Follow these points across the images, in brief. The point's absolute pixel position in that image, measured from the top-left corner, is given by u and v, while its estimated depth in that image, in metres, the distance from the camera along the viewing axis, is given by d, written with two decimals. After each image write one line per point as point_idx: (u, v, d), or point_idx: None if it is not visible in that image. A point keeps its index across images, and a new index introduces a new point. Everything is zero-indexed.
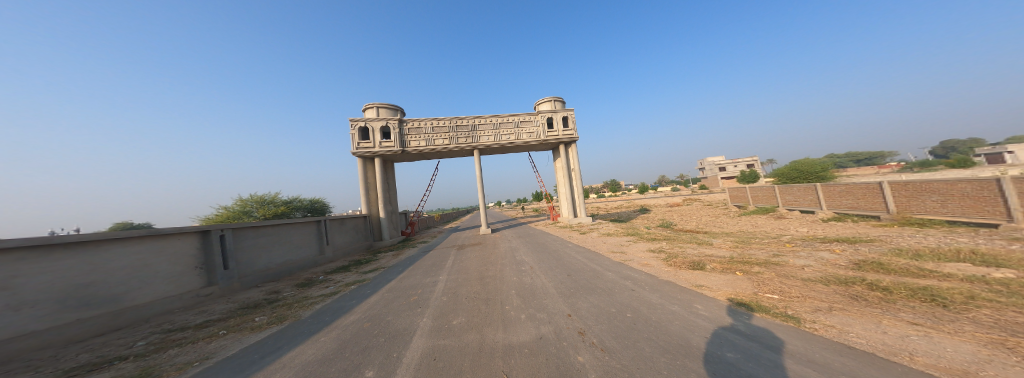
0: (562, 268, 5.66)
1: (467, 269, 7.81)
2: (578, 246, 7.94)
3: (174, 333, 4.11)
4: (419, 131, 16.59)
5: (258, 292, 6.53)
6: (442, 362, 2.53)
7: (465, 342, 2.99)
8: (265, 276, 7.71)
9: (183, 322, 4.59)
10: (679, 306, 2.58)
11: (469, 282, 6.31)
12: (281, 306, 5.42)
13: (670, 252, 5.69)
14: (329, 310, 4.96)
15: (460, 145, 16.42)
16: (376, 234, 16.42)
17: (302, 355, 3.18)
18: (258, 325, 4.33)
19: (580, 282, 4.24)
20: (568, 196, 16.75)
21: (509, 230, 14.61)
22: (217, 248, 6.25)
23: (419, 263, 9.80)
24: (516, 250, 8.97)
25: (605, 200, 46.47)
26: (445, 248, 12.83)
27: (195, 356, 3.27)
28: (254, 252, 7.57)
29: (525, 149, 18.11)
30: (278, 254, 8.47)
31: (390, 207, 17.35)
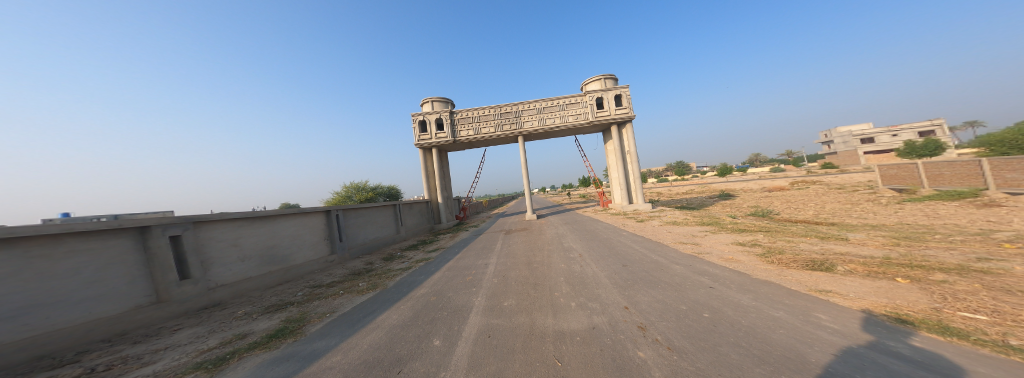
0: (614, 258, 5.37)
1: (517, 254, 8.04)
2: (633, 235, 7.44)
3: (317, 288, 5.29)
4: (467, 121, 17.25)
5: (360, 262, 7.93)
6: (496, 340, 2.70)
7: (516, 324, 3.13)
8: (364, 249, 9.31)
9: (320, 280, 5.90)
10: (787, 313, 2.20)
11: (517, 266, 6.52)
12: (374, 275, 6.46)
13: (771, 246, 4.87)
14: (403, 283, 5.73)
15: (507, 133, 16.56)
16: (436, 217, 18.12)
17: (390, 319, 3.75)
18: (361, 289, 5.25)
19: (638, 274, 3.99)
20: (624, 182, 15.68)
21: (556, 216, 14.53)
22: (334, 223, 7.80)
23: (471, 246, 10.50)
24: (563, 236, 8.85)
25: (670, 184, 41.80)
26: (494, 232, 13.42)
27: (326, 309, 4.13)
28: (356, 229, 9.16)
29: (573, 132, 17.35)
30: (370, 231, 10.09)
31: (447, 193, 18.86)
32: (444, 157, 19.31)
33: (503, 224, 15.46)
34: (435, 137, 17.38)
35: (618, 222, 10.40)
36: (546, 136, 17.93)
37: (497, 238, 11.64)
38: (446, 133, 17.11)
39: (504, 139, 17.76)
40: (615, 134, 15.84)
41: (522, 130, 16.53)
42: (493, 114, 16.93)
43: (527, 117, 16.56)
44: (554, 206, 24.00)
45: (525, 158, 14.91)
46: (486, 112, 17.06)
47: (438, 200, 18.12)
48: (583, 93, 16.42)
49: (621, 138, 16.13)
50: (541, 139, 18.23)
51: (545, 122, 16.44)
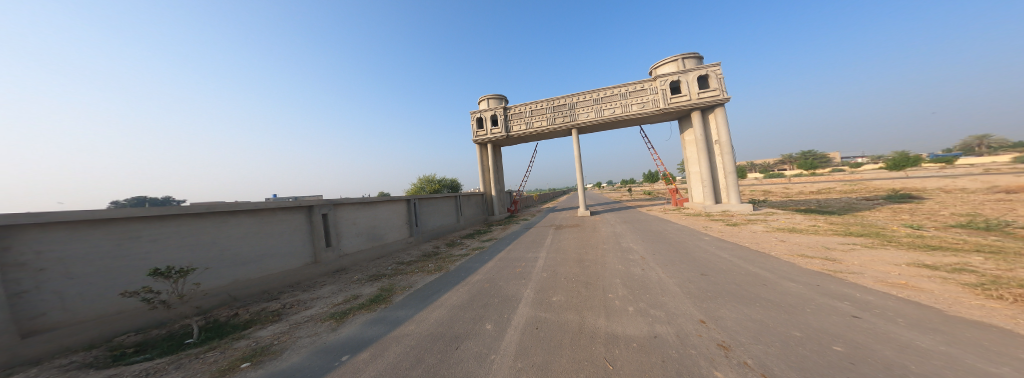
0: (687, 264, 4.72)
1: (572, 251, 7.77)
2: (715, 241, 6.38)
3: (401, 265, 6.12)
4: (520, 115, 17.33)
5: (430, 245, 8.94)
6: (544, 333, 2.66)
7: (564, 320, 3.03)
8: (434, 233, 10.52)
9: (403, 257, 6.93)
10: (1017, 372, 1.50)
11: (567, 262, 6.34)
12: (441, 258, 7.09)
13: (995, 273, 3.42)
14: (462, 268, 6.16)
15: (562, 125, 15.97)
16: (490, 209, 18.96)
17: (451, 299, 4.07)
18: (430, 270, 5.82)
19: (723, 287, 3.39)
20: (710, 176, 13.54)
21: (613, 214, 13.56)
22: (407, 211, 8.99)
23: (521, 239, 10.70)
24: (621, 235, 8.22)
25: (768, 182, 34.52)
26: (545, 226, 13.31)
27: (405, 283, 4.67)
28: (428, 215, 10.39)
29: (638, 121, 15.83)
30: (438, 220, 11.27)
31: (500, 186, 19.50)
32: (498, 151, 19.91)
33: (556, 219, 15.18)
34: (491, 133, 17.99)
35: (692, 224, 9.10)
36: (606, 127, 16.79)
37: (550, 232, 11.50)
38: (501, 128, 17.57)
39: (559, 133, 17.30)
40: (699, 120, 13.73)
41: (578, 122, 15.77)
42: (547, 107, 16.55)
43: (585, 109, 15.70)
44: (612, 203, 22.44)
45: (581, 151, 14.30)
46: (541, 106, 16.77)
47: (492, 193, 18.89)
48: (649, 79, 14.82)
49: (707, 125, 13.93)
50: (597, 131, 17.16)
51: (605, 113, 15.36)
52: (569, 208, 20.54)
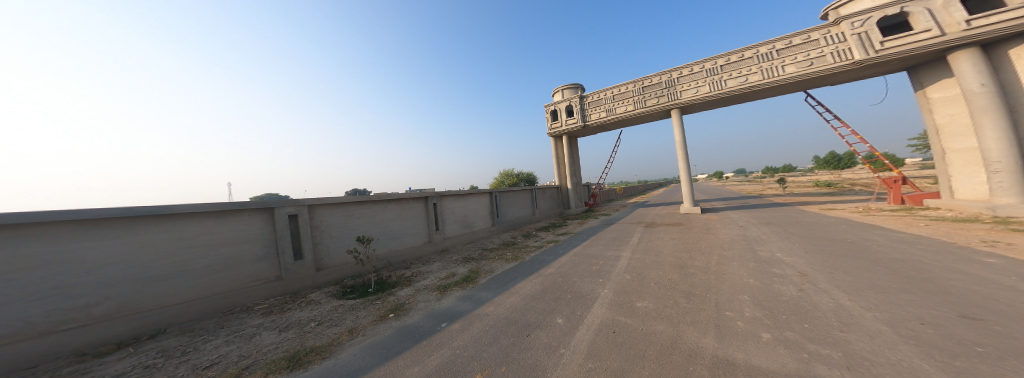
0: (892, 289, 3.16)
1: (677, 256, 6.53)
2: (936, 259, 4.16)
3: (486, 253, 9.23)
4: (599, 103, 15.81)
5: (508, 236, 11.82)
6: (620, 338, 3.64)
7: (645, 329, 3.80)
8: (512, 225, 13.34)
9: (485, 246, 10.11)
10: None
11: (662, 267, 6.09)
12: (515, 248, 9.71)
13: None
14: (537, 260, 7.98)
15: (670, 104, 13.19)
16: (566, 202, 18.43)
17: (526, 288, 5.92)
18: (507, 259, 8.37)
19: (979, 341, 2.16)
20: (1018, 151, 7.71)
21: (727, 213, 10.90)
22: (485, 203, 12.18)
23: (601, 236, 10.02)
24: (753, 239, 6.34)
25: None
26: (631, 223, 11.93)
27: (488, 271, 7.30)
28: (505, 207, 13.27)
29: (792, 87, 11.71)
30: (514, 211, 13.98)
31: (577, 179, 18.64)
32: (575, 143, 18.98)
33: (646, 215, 13.37)
34: (569, 123, 17.05)
35: (875, 231, 6.33)
36: (724, 104, 13.18)
37: (640, 229, 10.13)
38: (576, 119, 16.66)
39: (649, 118, 15.00)
40: (980, 59, 8.21)
41: (695, 98, 12.65)
42: (634, 90, 14.42)
43: (694, 82, 12.70)
44: (724, 198, 18.15)
45: (681, 137, 12.05)
46: (624, 90, 14.82)
47: (568, 186, 18.28)
48: (824, 27, 10.67)
49: (1002, 68, 8.16)
50: (701, 111, 13.89)
51: (729, 84, 12.01)
52: (662, 203, 17.82)
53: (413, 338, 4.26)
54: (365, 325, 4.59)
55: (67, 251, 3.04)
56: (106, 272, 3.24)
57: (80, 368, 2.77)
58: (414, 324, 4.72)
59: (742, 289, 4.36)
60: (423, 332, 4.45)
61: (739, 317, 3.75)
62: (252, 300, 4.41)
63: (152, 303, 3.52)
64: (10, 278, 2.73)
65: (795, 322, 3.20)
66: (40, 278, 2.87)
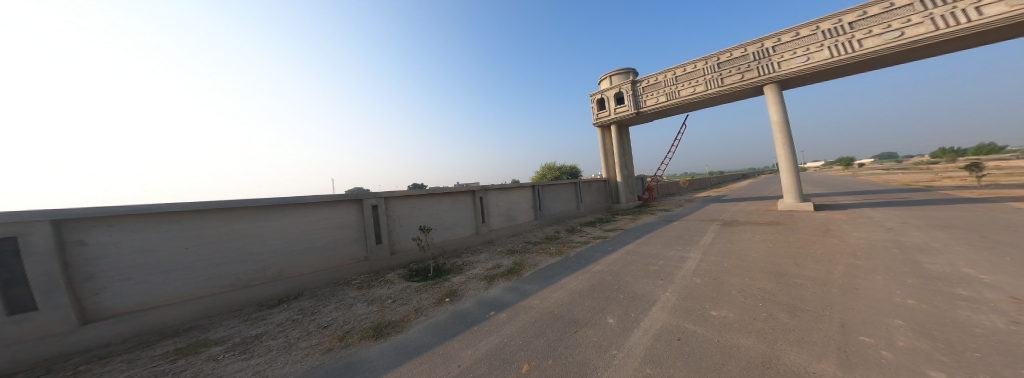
0: None
1: (773, 261, 5.39)
2: None
3: (530, 245, 9.36)
4: (657, 87, 13.99)
5: (552, 229, 11.73)
6: (687, 347, 3.08)
7: (718, 340, 3.19)
8: (554, 219, 13.19)
9: (529, 239, 10.26)
10: None
11: (747, 273, 5.12)
12: (560, 242, 9.58)
13: None
14: (584, 256, 7.63)
15: (764, 79, 10.62)
16: (614, 196, 17.24)
17: (572, 283, 5.74)
18: (552, 252, 8.32)
19: None
20: None
21: (836, 211, 8.73)
22: (528, 197, 12.11)
23: (661, 233, 9.04)
24: (891, 247, 4.87)
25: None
26: (697, 220, 10.50)
27: (532, 263, 7.41)
28: (548, 200, 13.16)
29: (983, 37, 8.21)
30: (558, 205, 13.73)
31: (629, 171, 17.20)
32: (626, 132, 17.43)
33: (720, 211, 11.54)
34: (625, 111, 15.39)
35: None
36: (845, 73, 10.22)
37: (714, 228, 8.75)
38: (629, 107, 15.10)
39: (722, 99, 12.64)
40: None
41: (806, 68, 9.84)
42: (707, 67, 12.14)
43: (808, 48, 9.80)
44: (826, 192, 14.74)
45: (780, 117, 10.13)
46: (693, 68, 12.60)
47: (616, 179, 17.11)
48: None
49: None
50: (805, 84, 10.93)
51: (870, 43, 8.90)
52: (738, 198, 15.26)
53: (466, 323, 4.36)
54: (426, 307, 4.87)
55: (251, 229, 4.78)
56: (270, 244, 4.95)
57: (262, 314, 4.41)
58: (465, 310, 4.79)
59: (893, 312, 3.22)
60: (475, 318, 4.51)
61: (885, 346, 2.71)
62: (350, 275, 5.95)
63: (295, 270, 5.24)
64: (222, 246, 4.45)
65: (1000, 366, 2.22)
66: (237, 246, 4.58)
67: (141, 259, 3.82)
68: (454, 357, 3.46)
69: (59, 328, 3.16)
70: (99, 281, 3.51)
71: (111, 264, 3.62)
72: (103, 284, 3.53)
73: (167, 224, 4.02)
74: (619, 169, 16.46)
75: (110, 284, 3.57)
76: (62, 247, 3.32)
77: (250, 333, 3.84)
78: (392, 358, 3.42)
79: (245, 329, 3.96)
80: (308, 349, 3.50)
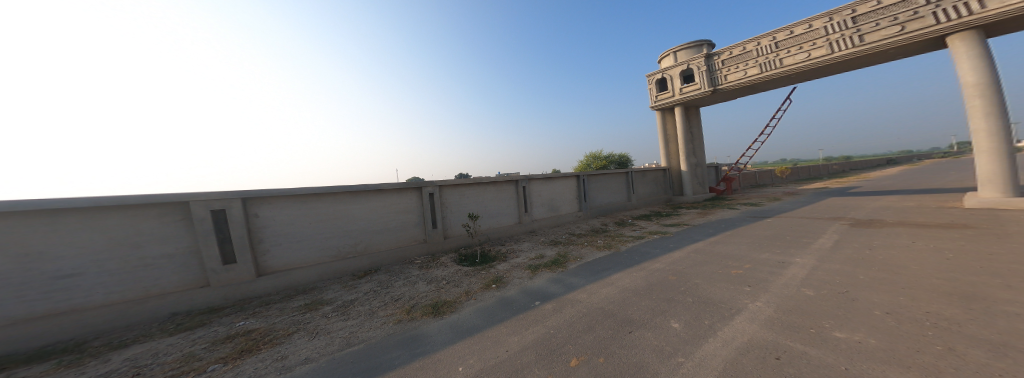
0: None
1: (950, 277, 3.81)
2: None
3: (576, 237, 8.70)
4: (750, 55, 11.45)
5: (598, 222, 10.84)
6: (791, 368, 2.07)
7: (846, 364, 2.04)
8: (601, 210, 12.14)
9: (574, 230, 9.58)
10: None
11: (901, 287, 3.67)
12: (609, 235, 8.70)
13: None
14: (638, 251, 6.71)
15: (939, 28, 7.64)
16: (676, 188, 15.32)
17: (623, 281, 4.95)
18: (600, 245, 7.56)
19: None
20: None
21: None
22: (572, 187, 11.31)
23: (749, 231, 7.50)
24: None
25: None
26: (803, 217, 8.43)
27: (578, 255, 6.79)
28: (596, 191, 12.11)
29: None
30: (606, 196, 12.57)
31: (697, 159, 14.94)
32: (696, 113, 15.01)
33: (843, 209, 8.97)
34: (697, 90, 13.14)
35: None
36: None
37: (833, 230, 6.79)
38: (703, 86, 12.84)
39: (851, 63, 9.74)
40: None
41: None
42: (833, 23, 9.38)
43: None
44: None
45: (981, 76, 7.27)
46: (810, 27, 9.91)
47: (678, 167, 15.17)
48: None
49: None
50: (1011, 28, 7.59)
51: None
52: (861, 194, 11.82)
53: (514, 310, 4.03)
54: (476, 290, 4.71)
55: (352, 209, 5.50)
56: (360, 225, 5.56)
57: (353, 283, 4.98)
58: (511, 297, 4.47)
59: None
60: (521, 306, 4.15)
61: None
62: (411, 256, 6.20)
63: (373, 248, 5.71)
64: (331, 223, 5.18)
65: None
66: (341, 225, 5.27)
67: (287, 230, 4.74)
68: (502, 342, 3.15)
69: (246, 277, 4.29)
70: (266, 245, 4.57)
71: (271, 232, 4.61)
72: (268, 247, 4.59)
73: (304, 202, 4.94)
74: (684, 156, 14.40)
75: (271, 247, 4.62)
76: (248, 217, 4.42)
77: (347, 298, 4.39)
78: (448, 335, 3.36)
79: (345, 294, 4.55)
80: (387, 317, 3.79)
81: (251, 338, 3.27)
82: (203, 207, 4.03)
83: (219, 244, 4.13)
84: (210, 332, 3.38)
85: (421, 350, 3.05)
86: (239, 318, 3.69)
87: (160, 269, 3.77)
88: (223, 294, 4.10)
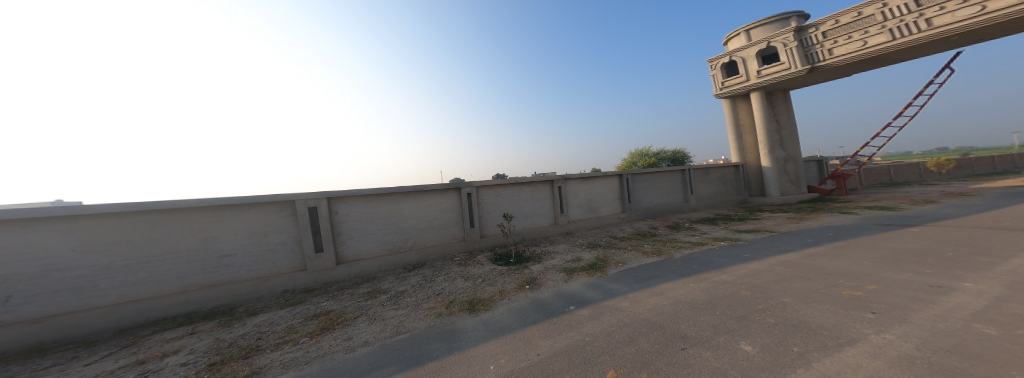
0: None
1: None
2: None
3: (615, 240, 8.26)
4: (863, 23, 9.69)
5: (643, 224, 10.11)
6: None
7: None
8: (648, 212, 11.20)
9: (615, 233, 9.10)
10: None
11: None
12: (657, 240, 7.97)
13: None
14: (697, 260, 5.87)
15: None
16: (757, 188, 13.40)
17: (678, 292, 4.36)
18: (645, 251, 6.96)
19: None
20: None
21: None
22: (614, 187, 10.66)
23: (858, 243, 5.87)
24: None
25: None
26: (957, 230, 6.16)
27: (618, 260, 6.40)
28: (642, 191, 11.20)
29: None
30: (655, 196, 11.52)
31: (787, 152, 12.70)
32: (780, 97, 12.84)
33: None
34: (784, 71, 11.31)
35: None
36: None
37: None
38: (794, 66, 11.05)
39: None
40: None
41: None
42: None
43: None
44: None
45: None
46: None
47: (755, 162, 13.32)
48: None
49: None
50: None
51: None
52: None
53: (546, 312, 4.03)
54: (509, 290, 4.97)
55: (404, 209, 6.72)
56: (411, 222, 6.80)
57: (404, 275, 6.09)
58: (545, 299, 4.49)
59: None
60: (554, 309, 4.13)
61: None
62: (452, 252, 7.22)
63: (424, 243, 6.96)
64: (389, 219, 6.48)
65: None
66: (397, 222, 6.60)
67: (357, 224, 6.14)
68: (535, 345, 3.13)
69: (328, 264, 5.71)
70: (343, 237, 5.96)
71: (345, 227, 6.01)
72: (344, 239, 5.97)
73: (368, 202, 6.29)
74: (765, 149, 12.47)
75: (346, 239, 5.99)
76: (331, 213, 5.88)
77: (398, 288, 5.32)
78: (483, 332, 3.56)
79: (398, 284, 5.55)
80: (429, 310, 4.33)
81: (328, 319, 4.20)
82: (303, 205, 5.55)
83: (311, 235, 5.57)
84: (304, 309, 4.57)
85: (458, 344, 3.30)
86: (322, 300, 4.91)
87: (278, 253, 5.33)
88: (313, 277, 5.54)
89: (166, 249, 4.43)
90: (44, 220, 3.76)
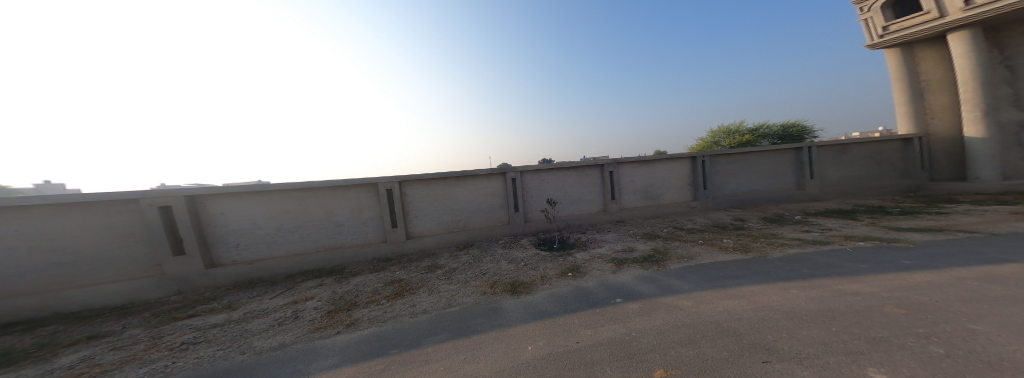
0: None
1: None
2: None
3: (679, 231, 6.65)
4: None
5: (726, 215, 7.82)
6: None
7: None
8: (732, 201, 8.54)
9: (683, 225, 7.13)
10: None
11: None
12: (746, 235, 5.94)
13: None
14: (810, 264, 3.87)
15: None
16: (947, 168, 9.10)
17: (770, 298, 2.78)
18: (727, 246, 5.18)
19: None
20: None
21: None
22: (683, 171, 8.36)
23: None
24: None
25: None
26: None
27: (684, 254, 4.91)
28: (726, 177, 8.52)
29: None
30: (746, 181, 8.68)
31: None
32: None
33: None
34: None
35: None
36: None
37: None
38: None
39: None
40: None
41: None
42: None
43: None
44: None
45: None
46: None
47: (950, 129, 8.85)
48: None
49: None
50: None
51: None
52: None
53: (589, 302, 3.13)
54: (551, 276, 4.23)
55: (456, 191, 6.49)
56: (465, 204, 6.55)
57: (460, 252, 5.87)
58: (589, 289, 3.59)
59: None
60: (599, 300, 3.19)
61: None
62: (498, 234, 6.76)
63: (473, 224, 6.64)
64: (444, 202, 6.39)
65: None
66: (452, 205, 6.44)
67: (429, 206, 6.22)
68: (576, 332, 2.39)
69: (399, 239, 5.90)
70: (412, 215, 6.12)
71: (416, 207, 6.15)
72: (413, 217, 6.13)
73: (432, 183, 6.28)
74: (970, 112, 7.77)
75: (412, 218, 6.12)
76: (404, 195, 6.06)
77: (452, 265, 5.08)
78: (523, 314, 2.96)
79: (451, 261, 5.33)
80: (476, 288, 3.92)
81: (399, 285, 4.19)
82: (388, 182, 5.88)
83: (384, 214, 5.81)
84: (374, 276, 4.72)
85: (501, 322, 2.80)
86: (392, 269, 5.04)
87: (370, 226, 5.80)
88: (382, 250, 5.75)
89: (306, 218, 5.30)
90: (253, 193, 5.01)
